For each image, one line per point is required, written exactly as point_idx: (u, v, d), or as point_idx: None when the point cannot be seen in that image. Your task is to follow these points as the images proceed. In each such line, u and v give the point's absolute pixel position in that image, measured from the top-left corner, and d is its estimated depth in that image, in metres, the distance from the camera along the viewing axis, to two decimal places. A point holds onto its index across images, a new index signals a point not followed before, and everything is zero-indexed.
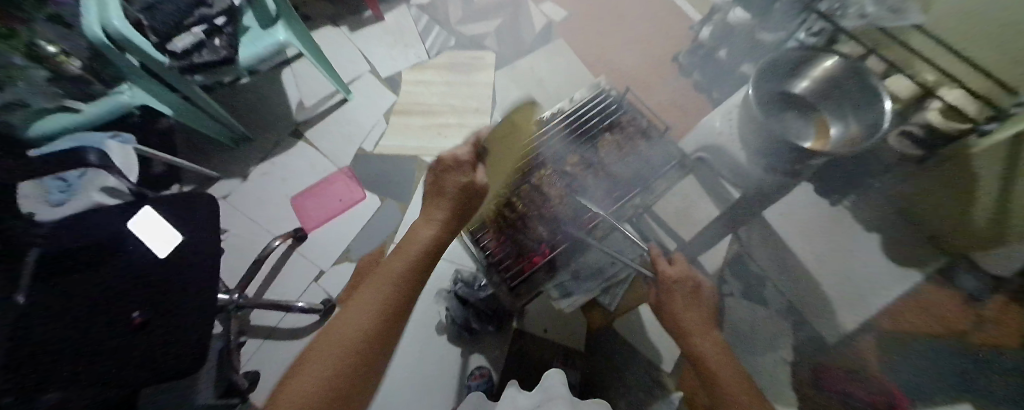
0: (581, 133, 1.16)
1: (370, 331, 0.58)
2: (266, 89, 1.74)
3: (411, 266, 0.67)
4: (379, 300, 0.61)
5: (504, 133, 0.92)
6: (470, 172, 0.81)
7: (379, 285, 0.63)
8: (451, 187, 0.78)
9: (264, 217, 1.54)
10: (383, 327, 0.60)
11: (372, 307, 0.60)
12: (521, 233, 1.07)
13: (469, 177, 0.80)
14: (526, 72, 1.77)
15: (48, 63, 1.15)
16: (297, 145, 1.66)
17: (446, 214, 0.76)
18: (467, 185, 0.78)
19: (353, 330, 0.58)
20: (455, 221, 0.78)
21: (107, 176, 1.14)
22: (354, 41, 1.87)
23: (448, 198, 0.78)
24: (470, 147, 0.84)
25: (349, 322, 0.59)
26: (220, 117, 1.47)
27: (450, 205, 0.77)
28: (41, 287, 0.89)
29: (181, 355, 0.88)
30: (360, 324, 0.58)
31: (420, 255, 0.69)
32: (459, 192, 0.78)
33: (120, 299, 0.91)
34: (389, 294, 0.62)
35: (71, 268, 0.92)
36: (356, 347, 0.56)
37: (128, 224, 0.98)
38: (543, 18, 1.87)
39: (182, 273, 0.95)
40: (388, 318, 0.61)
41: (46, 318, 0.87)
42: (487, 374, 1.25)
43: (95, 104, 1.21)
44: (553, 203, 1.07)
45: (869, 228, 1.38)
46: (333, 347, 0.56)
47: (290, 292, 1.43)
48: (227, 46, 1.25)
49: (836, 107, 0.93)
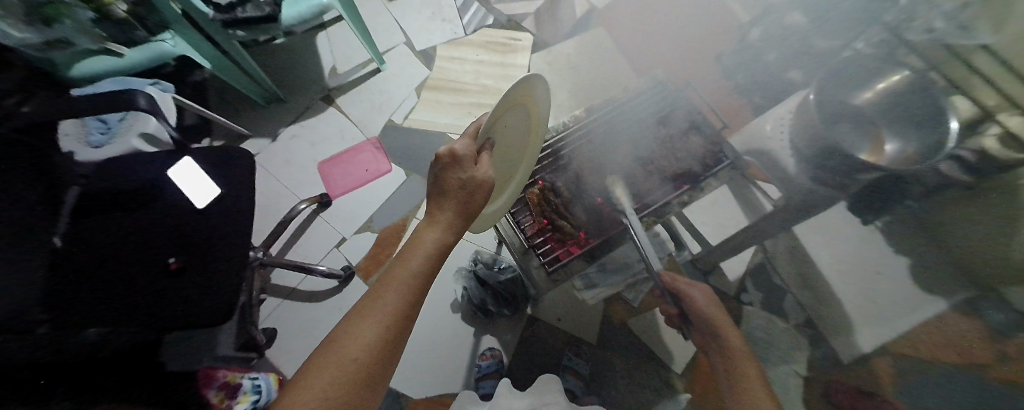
0: (631, 120, 1.20)
1: (376, 342, 0.56)
2: (301, 51, 1.74)
3: (417, 274, 0.63)
4: (383, 312, 0.58)
5: (510, 115, 0.77)
6: (473, 165, 0.69)
7: (384, 295, 0.59)
8: (452, 185, 0.67)
9: (290, 179, 1.56)
10: (388, 334, 0.57)
11: (378, 318, 0.58)
12: (562, 218, 1.10)
13: (471, 173, 0.67)
14: (562, 58, 1.76)
15: (94, 3, 1.08)
16: (327, 110, 1.66)
17: (452, 217, 0.68)
18: (471, 182, 0.67)
19: (357, 341, 0.56)
20: (460, 222, 0.69)
21: (148, 121, 1.15)
22: (392, 11, 1.84)
23: (450, 198, 0.68)
24: (469, 139, 0.70)
25: (354, 336, 0.56)
26: (254, 74, 1.46)
27: (455, 208, 0.68)
28: (78, 229, 0.92)
29: (210, 312, 0.90)
30: (367, 338, 0.56)
31: (426, 261, 0.64)
32: (463, 191, 0.68)
33: (152, 248, 0.93)
34: (395, 303, 0.59)
35: (110, 211, 0.94)
36: (359, 364, 0.54)
37: (167, 171, 0.99)
38: (586, 5, 1.84)
39: (221, 228, 0.97)
40: (392, 327, 0.58)
41: (82, 264, 0.89)
42: (498, 356, 1.27)
43: (138, 50, 1.25)
44: (588, 190, 1.11)
45: None
46: (334, 361, 0.54)
47: (312, 256, 1.45)
48: (272, 3, 1.22)
49: (897, 121, 0.79)
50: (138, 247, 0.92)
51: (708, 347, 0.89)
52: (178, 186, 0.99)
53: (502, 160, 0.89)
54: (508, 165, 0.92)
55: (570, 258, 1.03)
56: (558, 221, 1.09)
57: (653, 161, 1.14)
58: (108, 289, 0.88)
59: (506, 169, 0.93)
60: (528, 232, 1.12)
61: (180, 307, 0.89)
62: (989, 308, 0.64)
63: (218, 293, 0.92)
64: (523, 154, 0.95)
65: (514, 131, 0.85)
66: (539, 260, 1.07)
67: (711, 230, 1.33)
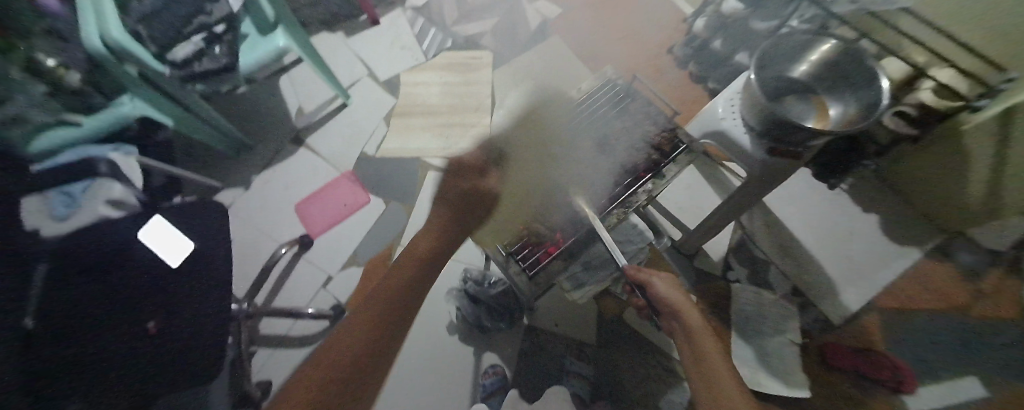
0: (591, 118, 1.21)
1: (364, 335, 0.63)
2: (266, 97, 1.74)
3: (403, 286, 0.72)
4: (375, 310, 0.67)
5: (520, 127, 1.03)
6: (480, 178, 0.93)
7: (378, 297, 0.70)
8: (455, 193, 0.91)
9: (267, 225, 1.54)
10: (375, 328, 0.64)
11: (361, 325, 0.64)
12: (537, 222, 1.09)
13: (474, 184, 0.91)
14: (523, 69, 1.80)
15: (47, 76, 1.11)
16: (297, 151, 1.66)
17: (441, 231, 0.86)
18: (474, 192, 0.90)
19: (348, 337, 0.63)
20: (450, 230, 0.86)
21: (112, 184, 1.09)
22: (351, 46, 1.87)
23: (451, 202, 0.90)
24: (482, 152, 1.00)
25: (340, 342, 0.62)
26: (216, 122, 1.45)
27: (446, 212, 0.88)
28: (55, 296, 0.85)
29: (196, 367, 0.88)
30: (359, 330, 0.63)
31: (409, 277, 0.75)
32: (460, 198, 0.90)
33: (133, 310, 0.88)
34: (375, 311, 0.66)
35: (76, 273, 0.88)
36: (346, 355, 0.60)
37: (138, 233, 0.94)
38: (538, 16, 1.90)
39: (199, 287, 0.95)
40: (381, 322, 0.65)
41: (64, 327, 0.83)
42: (500, 372, 1.24)
43: (96, 116, 1.19)
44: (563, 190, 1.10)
45: (865, 209, 1.42)
46: (328, 355, 0.60)
47: (298, 299, 1.42)
48: (228, 53, 1.24)
49: (834, 87, 0.98)
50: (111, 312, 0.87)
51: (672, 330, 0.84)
52: (149, 246, 0.93)
53: (515, 173, 0.95)
54: (530, 174, 0.95)
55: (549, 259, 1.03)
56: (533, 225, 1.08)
57: (618, 155, 1.14)
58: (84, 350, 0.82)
59: (534, 181, 0.96)
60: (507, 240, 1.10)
61: (167, 365, 0.86)
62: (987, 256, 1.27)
63: (204, 343, 0.90)
64: (544, 162, 0.96)
65: (525, 142, 0.98)
66: (519, 266, 1.06)
67: (686, 215, 1.40)
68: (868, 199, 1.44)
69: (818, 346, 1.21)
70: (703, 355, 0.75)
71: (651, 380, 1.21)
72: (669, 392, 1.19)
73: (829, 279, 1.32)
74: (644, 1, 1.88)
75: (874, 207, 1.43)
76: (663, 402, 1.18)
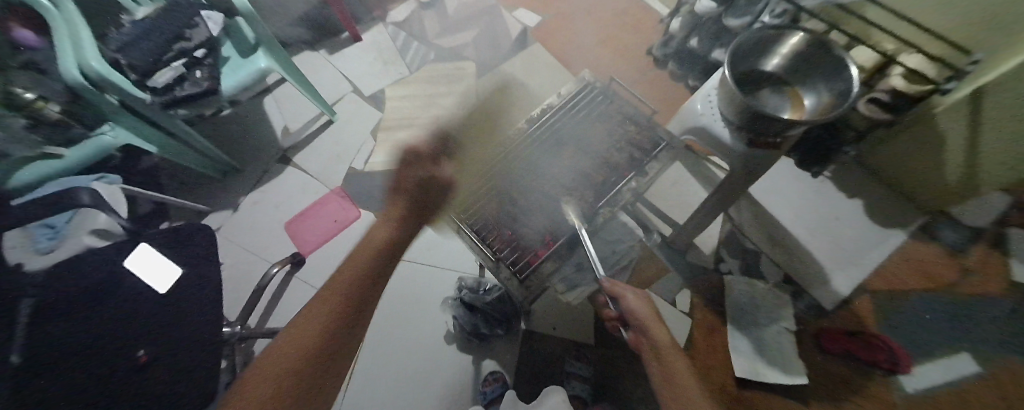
0: (574, 121, 1.22)
1: (322, 334, 0.68)
2: (250, 118, 1.74)
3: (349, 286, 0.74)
4: (328, 307, 0.70)
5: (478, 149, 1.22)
6: (435, 168, 1.02)
7: (335, 288, 0.73)
8: (408, 185, 0.95)
9: (257, 246, 1.52)
10: (333, 321, 0.69)
11: (313, 326, 0.68)
12: (522, 226, 1.08)
13: (432, 175, 0.99)
14: (507, 76, 1.81)
15: (26, 110, 1.11)
16: (285, 170, 1.66)
17: (399, 214, 0.89)
18: (429, 182, 0.97)
19: (309, 334, 0.67)
20: (409, 219, 0.89)
21: (98, 214, 1.07)
22: (334, 63, 1.88)
23: (406, 190, 0.94)
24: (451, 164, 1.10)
25: (289, 347, 0.66)
26: (201, 147, 1.44)
27: (404, 208, 0.90)
28: (40, 328, 0.83)
29: (187, 393, 0.85)
30: (316, 329, 0.68)
31: (361, 267, 0.77)
32: (416, 188, 0.94)
33: (121, 338, 0.86)
34: (344, 295, 0.72)
35: (66, 307, 0.86)
36: (303, 352, 0.65)
37: (123, 262, 0.93)
38: (518, 24, 1.93)
39: (192, 311, 0.93)
40: (336, 318, 0.70)
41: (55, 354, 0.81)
42: (501, 379, 1.21)
43: (79, 146, 1.16)
44: (552, 191, 1.10)
45: (849, 195, 1.46)
46: (286, 354, 0.65)
47: (293, 319, 1.41)
48: (209, 77, 1.23)
49: (807, 79, 1.01)
50: (99, 345, 0.84)
51: (640, 344, 0.85)
52: (136, 273, 0.93)
53: (467, 195, 1.11)
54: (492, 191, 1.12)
55: (541, 261, 1.02)
56: (522, 229, 1.08)
57: (602, 155, 1.15)
58: (77, 368, 0.81)
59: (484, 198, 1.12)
60: (493, 244, 1.07)
61: (158, 391, 0.83)
62: (957, 234, 1.32)
63: (196, 367, 0.88)
64: (508, 174, 1.14)
65: (485, 162, 1.16)
66: (507, 271, 1.03)
67: (675, 210, 1.43)
68: (849, 186, 1.48)
69: (813, 332, 1.23)
70: (672, 371, 0.78)
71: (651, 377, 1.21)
72: None
73: (818, 265, 1.35)
74: (621, 4, 1.92)
75: (857, 192, 1.47)
76: None
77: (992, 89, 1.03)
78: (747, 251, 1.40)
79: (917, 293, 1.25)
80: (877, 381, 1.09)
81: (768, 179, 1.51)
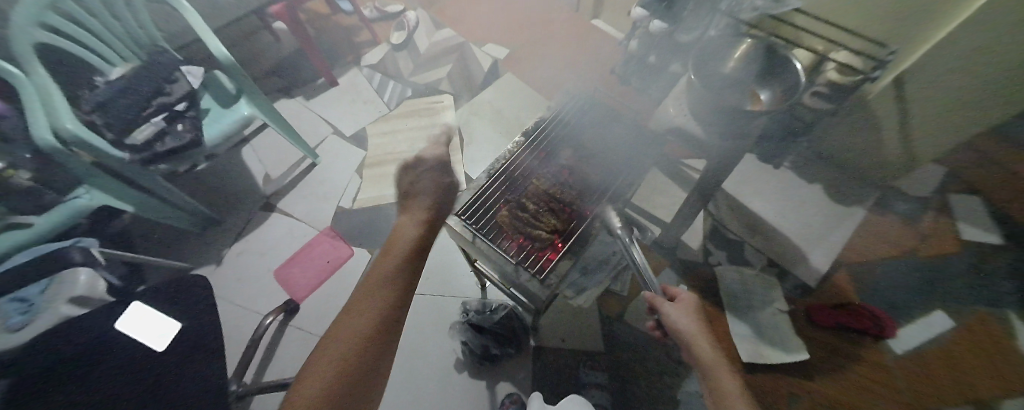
0: (574, 125, 1.21)
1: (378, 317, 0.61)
2: (229, 169, 1.71)
3: (384, 284, 0.65)
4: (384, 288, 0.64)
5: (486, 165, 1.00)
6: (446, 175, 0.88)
7: (376, 279, 0.66)
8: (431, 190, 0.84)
9: (246, 297, 1.45)
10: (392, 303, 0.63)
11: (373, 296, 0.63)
12: (532, 226, 1.01)
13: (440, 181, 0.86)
14: (484, 104, 1.89)
15: None
16: (270, 217, 1.62)
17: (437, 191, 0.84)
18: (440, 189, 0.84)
19: (356, 326, 0.60)
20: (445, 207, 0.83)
21: (81, 270, 1.03)
22: (312, 107, 1.91)
23: (427, 196, 0.82)
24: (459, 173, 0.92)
25: (344, 332, 0.59)
26: (181, 202, 1.39)
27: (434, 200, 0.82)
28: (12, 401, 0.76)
29: None
30: (364, 317, 0.61)
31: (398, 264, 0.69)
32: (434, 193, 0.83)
33: (120, 402, 0.79)
34: (390, 284, 0.65)
35: (48, 385, 0.79)
36: (362, 339, 0.58)
37: (115, 324, 0.88)
38: (488, 57, 2.05)
39: (190, 368, 0.86)
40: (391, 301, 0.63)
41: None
42: (519, 399, 1.16)
43: (47, 214, 1.10)
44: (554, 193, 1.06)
45: (811, 180, 1.60)
46: (340, 342, 0.58)
47: (291, 370, 1.32)
48: (191, 129, 1.24)
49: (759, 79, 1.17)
50: None
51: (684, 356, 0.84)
52: (128, 333, 0.87)
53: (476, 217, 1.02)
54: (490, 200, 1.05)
55: (556, 262, 0.95)
56: (532, 230, 1.00)
57: (600, 159, 1.14)
58: None
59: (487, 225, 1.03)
60: (508, 250, 0.99)
61: None
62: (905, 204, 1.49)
63: None
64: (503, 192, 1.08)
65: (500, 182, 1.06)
66: (528, 273, 0.95)
67: (660, 211, 1.51)
68: (806, 172, 1.63)
69: (804, 310, 1.30)
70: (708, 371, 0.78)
71: (667, 374, 1.22)
72: (687, 382, 1.20)
73: (797, 247, 1.45)
74: (579, 34, 2.09)
75: (817, 177, 1.61)
76: (681, 394, 1.19)
77: (912, 74, 1.20)
78: (731, 243, 1.48)
79: (888, 259, 1.37)
80: (869, 346, 1.22)
81: (736, 175, 1.63)
